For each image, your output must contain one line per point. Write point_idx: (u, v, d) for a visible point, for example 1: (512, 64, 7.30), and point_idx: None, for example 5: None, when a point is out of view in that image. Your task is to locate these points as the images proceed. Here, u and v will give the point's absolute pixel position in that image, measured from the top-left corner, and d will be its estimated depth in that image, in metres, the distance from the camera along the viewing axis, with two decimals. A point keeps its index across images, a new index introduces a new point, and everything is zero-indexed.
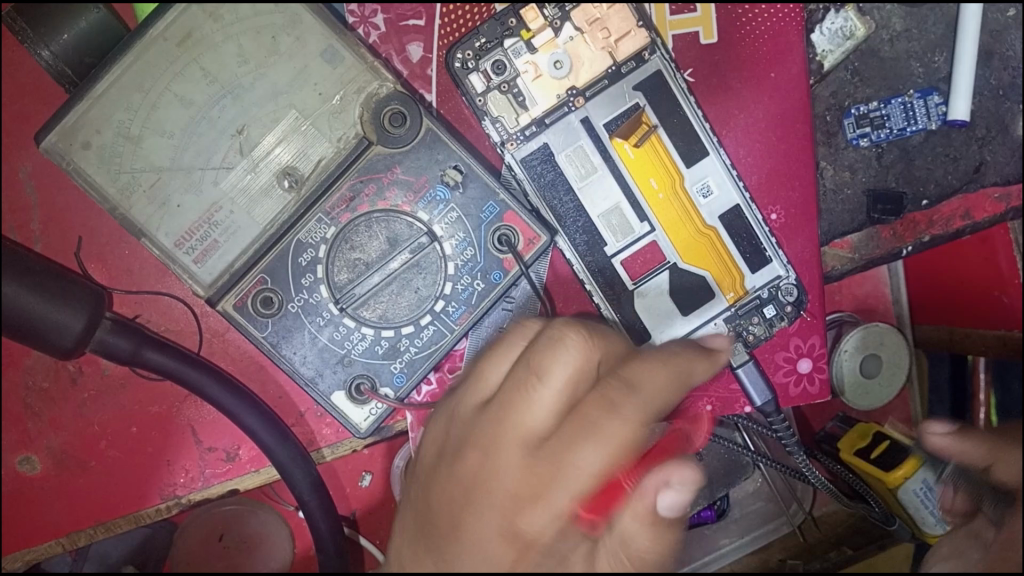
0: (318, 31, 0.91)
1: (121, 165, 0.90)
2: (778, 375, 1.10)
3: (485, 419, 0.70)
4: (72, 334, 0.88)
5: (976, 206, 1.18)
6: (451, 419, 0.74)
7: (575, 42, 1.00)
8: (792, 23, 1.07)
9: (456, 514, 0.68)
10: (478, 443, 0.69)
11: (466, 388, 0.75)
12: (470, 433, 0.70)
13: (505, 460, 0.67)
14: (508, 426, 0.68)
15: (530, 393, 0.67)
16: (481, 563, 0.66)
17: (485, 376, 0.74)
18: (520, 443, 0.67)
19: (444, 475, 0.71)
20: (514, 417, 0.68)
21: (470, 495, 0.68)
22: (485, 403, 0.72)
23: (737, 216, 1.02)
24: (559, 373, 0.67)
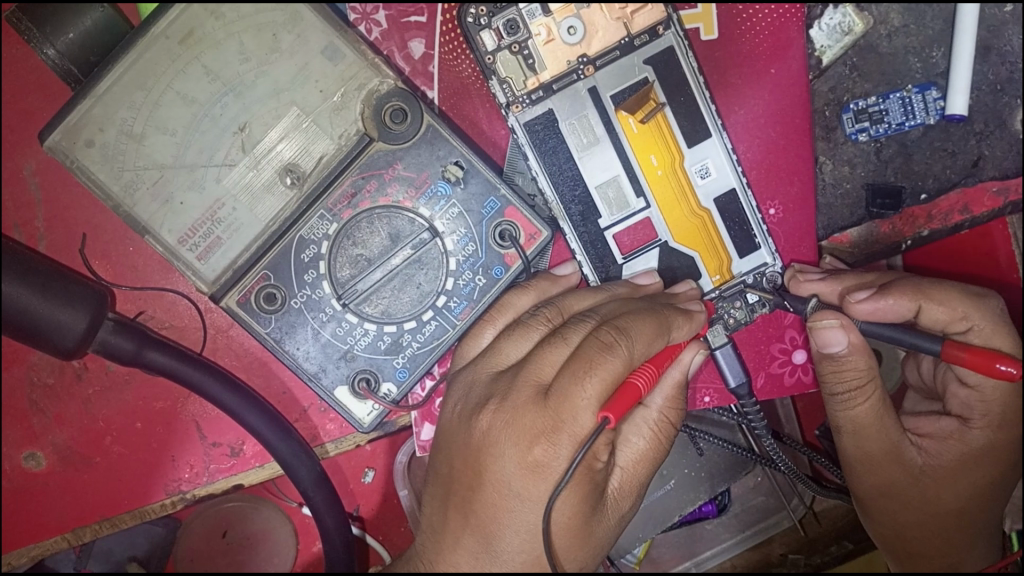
0: (318, 28, 0.91)
1: (124, 164, 0.91)
2: (771, 366, 1.11)
3: (542, 409, 0.81)
4: (74, 334, 0.89)
5: (974, 201, 1.17)
6: (469, 387, 0.89)
7: (590, 10, 1.01)
8: (792, 19, 1.08)
9: (471, 470, 0.84)
10: (536, 433, 0.80)
11: (526, 380, 0.84)
12: (525, 422, 0.81)
13: (558, 451, 0.80)
14: (561, 422, 0.79)
15: (581, 395, 0.79)
16: (477, 493, 0.84)
17: (542, 368, 0.84)
18: (571, 436, 0.79)
19: (491, 458, 0.82)
20: (570, 414, 0.79)
21: (481, 459, 0.83)
22: (542, 392, 0.82)
23: (732, 200, 1.05)
24: (600, 372, 0.78)
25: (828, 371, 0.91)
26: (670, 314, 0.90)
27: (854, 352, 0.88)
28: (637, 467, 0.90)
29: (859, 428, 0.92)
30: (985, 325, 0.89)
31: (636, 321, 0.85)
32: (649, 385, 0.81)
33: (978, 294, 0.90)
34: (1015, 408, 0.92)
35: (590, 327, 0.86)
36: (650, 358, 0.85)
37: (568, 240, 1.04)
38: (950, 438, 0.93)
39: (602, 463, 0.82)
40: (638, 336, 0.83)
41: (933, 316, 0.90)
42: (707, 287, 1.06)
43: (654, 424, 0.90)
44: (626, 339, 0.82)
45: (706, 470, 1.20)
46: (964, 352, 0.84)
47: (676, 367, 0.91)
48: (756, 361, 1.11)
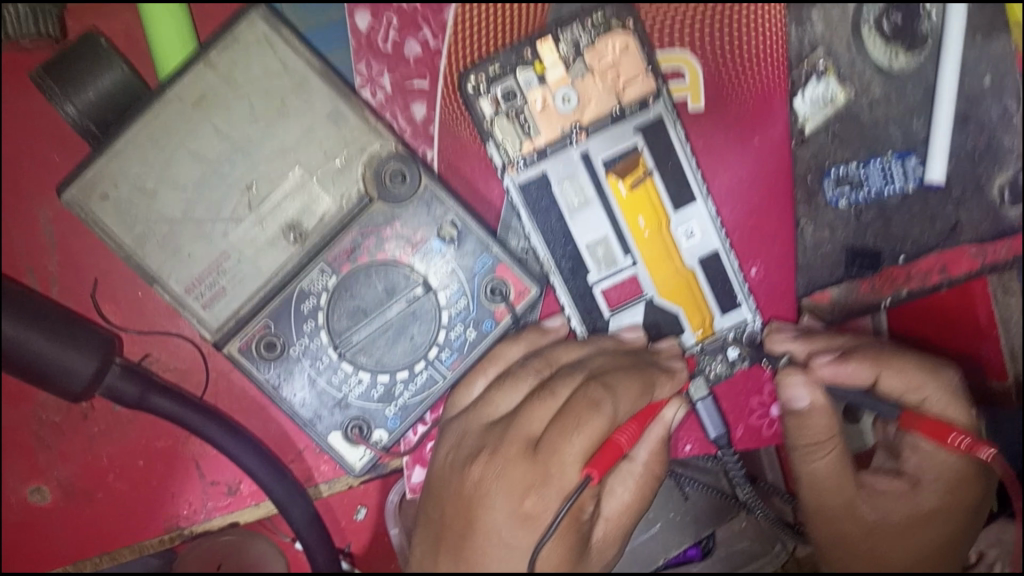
0: (325, 94, 0.96)
1: (136, 217, 0.95)
2: (750, 417, 1.15)
3: (531, 463, 0.85)
4: (83, 378, 0.94)
5: (952, 263, 1.22)
6: (459, 439, 0.93)
7: (584, 81, 1.06)
8: (776, 91, 1.16)
9: (464, 516, 0.86)
10: (527, 484, 0.84)
11: (516, 434, 0.88)
12: (514, 475, 0.85)
13: (547, 504, 0.84)
14: (550, 475, 0.84)
15: (569, 450, 0.85)
16: (467, 535, 0.86)
17: (530, 422, 0.89)
18: (557, 489, 0.84)
19: (482, 507, 0.85)
20: (558, 468, 0.84)
21: (473, 505, 0.86)
22: (530, 446, 0.87)
23: (715, 260, 1.11)
24: (588, 430, 0.85)
25: (792, 426, 0.97)
26: (653, 373, 0.97)
27: (816, 410, 0.94)
28: (621, 518, 0.93)
29: (818, 484, 0.97)
30: (939, 395, 0.97)
31: (622, 379, 0.92)
32: (632, 443, 0.87)
33: (934, 367, 0.99)
34: (963, 471, 0.97)
35: (577, 381, 0.92)
36: (634, 415, 0.90)
37: (558, 294, 1.10)
38: (901, 498, 0.97)
39: (586, 513, 0.87)
40: (622, 394, 0.90)
41: (891, 384, 0.97)
42: (690, 342, 1.11)
43: (639, 477, 0.94)
44: (612, 398, 0.89)
45: (690, 514, 1.25)
46: (918, 420, 0.93)
47: (659, 424, 0.96)
48: (736, 413, 1.15)
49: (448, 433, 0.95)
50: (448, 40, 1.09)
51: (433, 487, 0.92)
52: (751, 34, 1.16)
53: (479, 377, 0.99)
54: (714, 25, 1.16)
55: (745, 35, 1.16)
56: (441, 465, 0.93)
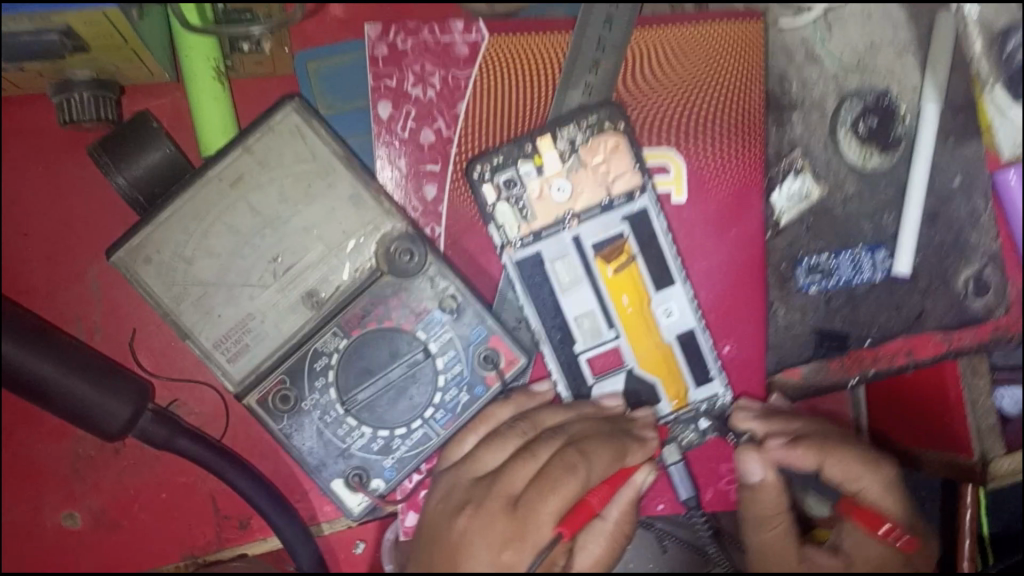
0: (347, 179, 1.09)
1: (174, 280, 1.08)
2: (720, 482, 1.26)
3: (511, 519, 0.96)
4: (120, 421, 1.06)
5: (918, 347, 1.29)
6: (447, 492, 1.03)
7: (578, 175, 1.20)
8: (752, 187, 1.27)
9: (445, 564, 0.95)
10: (505, 539, 0.94)
11: (499, 491, 0.99)
12: (497, 528, 0.95)
13: (521, 557, 0.94)
14: (527, 533, 0.95)
15: (544, 510, 0.95)
16: None
17: (511, 480, 0.99)
18: (533, 543, 0.94)
19: (464, 559, 0.94)
20: (534, 525, 0.95)
21: (454, 558, 0.94)
22: (510, 503, 0.97)
23: (691, 338, 1.21)
24: (564, 490, 0.96)
25: (747, 498, 1.10)
26: (625, 441, 1.07)
27: (767, 485, 1.08)
28: (591, 573, 1.01)
29: (764, 553, 1.08)
30: (875, 487, 1.08)
31: (596, 446, 1.03)
32: (601, 503, 1.00)
33: (875, 460, 1.09)
34: (895, 560, 1.04)
35: (557, 444, 1.04)
36: (606, 479, 1.02)
37: (547, 361, 1.20)
38: (835, 575, 1.04)
39: (559, 563, 1.01)
40: (596, 461, 1.01)
41: (833, 471, 1.09)
42: (664, 411, 1.21)
43: (609, 534, 1.04)
44: (586, 463, 1.00)
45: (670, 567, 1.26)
46: (852, 508, 1.06)
47: (630, 487, 1.05)
48: (706, 477, 1.26)
49: (439, 486, 1.06)
50: (459, 130, 1.22)
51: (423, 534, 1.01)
52: (732, 132, 1.26)
53: (470, 434, 1.11)
54: (698, 123, 1.26)
55: (727, 132, 1.26)
56: (431, 516, 1.02)
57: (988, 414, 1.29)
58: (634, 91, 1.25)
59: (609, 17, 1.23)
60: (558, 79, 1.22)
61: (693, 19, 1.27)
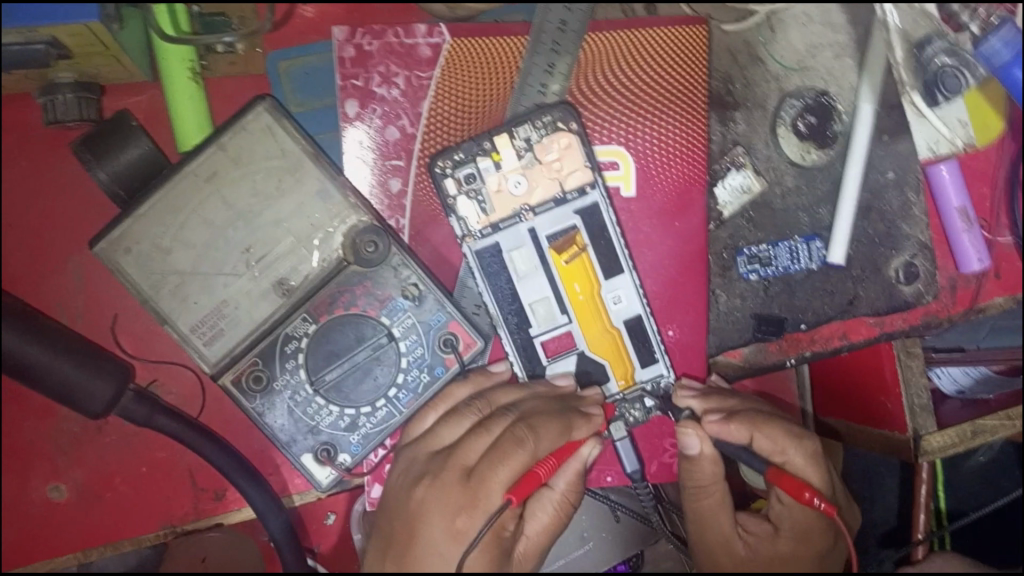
0: (315, 174, 1.16)
1: (153, 268, 1.15)
2: (664, 456, 1.36)
3: (464, 488, 1.05)
4: (102, 399, 1.13)
5: (851, 329, 1.40)
6: (410, 465, 1.13)
7: (533, 170, 1.28)
8: (695, 185, 1.36)
9: (407, 531, 1.04)
10: (458, 507, 1.03)
11: (454, 464, 1.08)
12: (451, 498, 1.04)
13: (474, 521, 1.02)
14: (478, 500, 1.04)
15: (494, 478, 1.04)
16: (407, 548, 1.03)
17: (466, 453, 1.09)
18: (484, 509, 1.03)
19: (422, 524, 1.03)
20: (484, 493, 1.04)
21: (414, 524, 1.04)
22: (465, 473, 1.07)
23: (639, 323, 1.30)
24: (513, 462, 1.05)
25: (685, 470, 1.20)
26: (571, 417, 1.16)
27: (704, 457, 1.16)
28: (540, 537, 1.13)
29: (700, 519, 1.19)
30: (797, 458, 1.16)
31: (544, 420, 1.12)
32: (548, 474, 1.08)
33: (799, 434, 1.18)
34: (817, 523, 1.15)
35: (508, 419, 1.12)
36: (554, 452, 1.11)
37: (504, 343, 1.29)
38: (765, 539, 1.17)
39: (507, 531, 1.07)
40: (544, 435, 1.10)
41: (762, 445, 1.18)
42: (612, 390, 1.31)
43: (556, 503, 1.15)
44: (534, 437, 1.09)
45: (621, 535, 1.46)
46: (778, 477, 1.11)
47: (575, 459, 1.15)
48: (650, 451, 1.36)
49: (402, 459, 1.15)
50: (422, 129, 1.30)
51: (389, 502, 1.10)
52: (677, 132, 1.35)
53: (430, 413, 1.19)
54: (645, 123, 1.35)
55: (672, 132, 1.35)
56: (395, 488, 1.11)
57: (920, 392, 1.35)
58: (587, 94, 1.33)
59: (563, 20, 1.33)
60: (516, 82, 1.31)
61: (645, 26, 1.36)
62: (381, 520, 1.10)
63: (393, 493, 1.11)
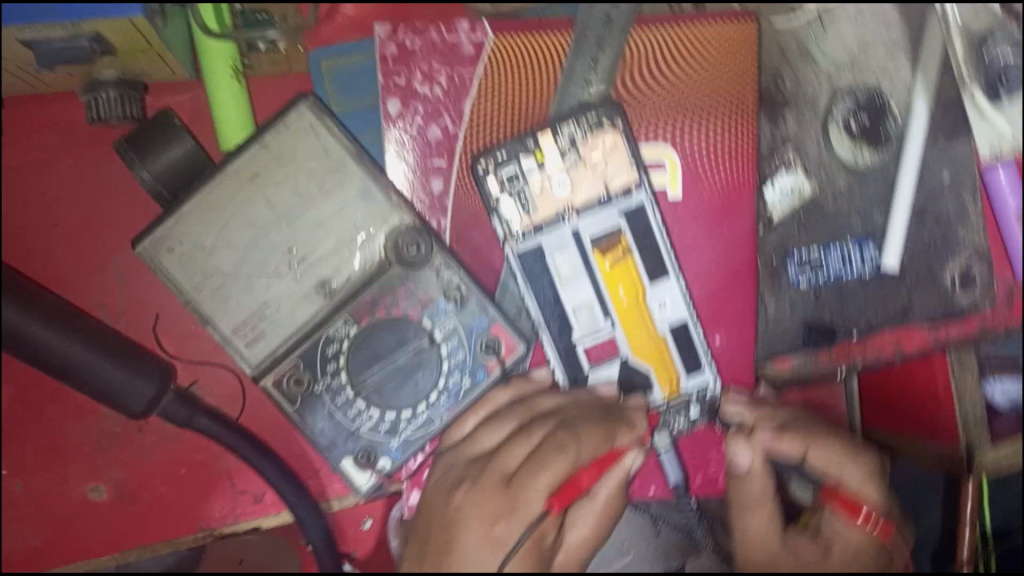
0: (358, 175, 1.15)
1: (194, 268, 1.13)
2: (709, 469, 1.32)
3: (504, 495, 1.02)
4: (143, 400, 1.12)
5: (905, 339, 1.34)
6: (447, 472, 1.10)
7: (578, 171, 1.26)
8: (743, 188, 1.33)
9: (443, 537, 1.01)
10: (497, 511, 1.00)
11: (494, 469, 1.06)
12: (489, 503, 1.02)
13: (514, 528, 1.00)
14: (517, 506, 1.01)
15: (535, 484, 1.02)
16: (440, 555, 0.99)
17: (506, 460, 1.07)
18: (524, 516, 1.00)
19: (459, 529, 1.00)
20: (524, 500, 1.01)
21: (451, 530, 1.01)
22: (504, 479, 1.04)
23: (683, 329, 1.28)
24: (554, 468, 1.03)
25: (734, 487, 1.17)
26: (614, 425, 1.13)
27: (755, 473, 1.15)
28: (580, 551, 1.08)
29: (749, 537, 1.13)
30: (854, 475, 1.15)
31: (587, 426, 1.10)
32: (590, 481, 1.05)
33: (853, 450, 1.18)
34: (872, 542, 1.11)
35: (550, 427, 1.11)
36: (596, 459, 1.08)
37: (546, 348, 1.26)
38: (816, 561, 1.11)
39: (548, 539, 1.04)
40: (587, 440, 1.08)
41: (816, 459, 1.17)
42: (657, 399, 1.27)
43: (597, 515, 1.09)
44: (576, 442, 1.07)
45: (661, 551, 1.32)
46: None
47: (620, 468, 1.08)
48: (695, 463, 1.32)
49: (439, 466, 1.13)
50: (463, 129, 1.27)
51: (426, 509, 1.08)
52: (725, 133, 1.32)
53: (472, 419, 1.18)
54: (692, 124, 1.32)
55: (720, 133, 1.32)
56: (432, 494, 1.09)
57: (974, 407, 1.37)
58: (632, 94, 1.30)
59: (609, 17, 1.29)
60: (560, 80, 1.28)
61: (693, 23, 1.33)
62: (416, 527, 1.07)
63: (429, 500, 1.09)
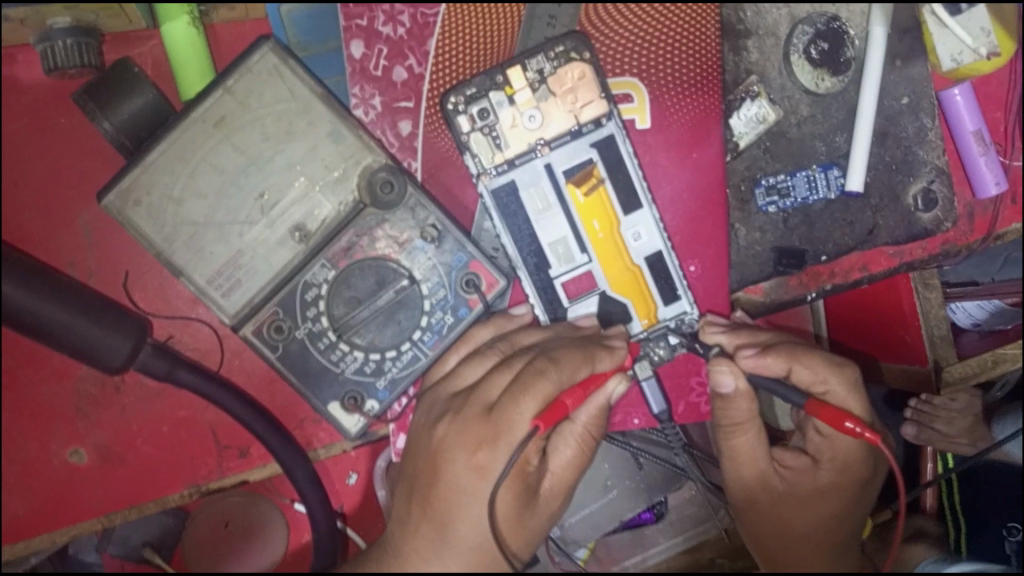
0: (326, 116, 1.13)
1: (165, 219, 1.12)
2: (691, 396, 1.35)
3: (486, 422, 1.02)
4: (121, 355, 1.10)
5: (872, 261, 1.37)
6: (429, 408, 1.11)
7: (548, 104, 1.25)
8: (711, 116, 1.34)
9: (431, 470, 1.04)
10: (480, 439, 1.01)
11: (476, 400, 1.05)
12: (472, 432, 1.02)
13: (497, 455, 1.00)
14: (500, 433, 1.01)
15: (516, 411, 1.01)
16: (431, 487, 1.03)
17: (488, 391, 1.06)
18: (508, 443, 1.00)
19: (445, 461, 1.02)
20: (507, 427, 1.00)
21: (437, 462, 1.03)
22: (486, 409, 1.04)
23: (659, 259, 1.28)
24: (534, 393, 1.01)
25: (718, 407, 1.16)
26: (593, 350, 1.11)
27: (739, 395, 1.13)
28: (565, 473, 1.10)
29: (736, 456, 1.17)
30: (839, 389, 1.15)
31: (566, 352, 1.07)
32: (575, 404, 1.03)
33: (839, 364, 1.16)
34: (858, 453, 1.15)
35: (531, 356, 1.09)
36: (576, 383, 1.05)
37: (524, 284, 1.27)
38: (803, 473, 1.17)
39: (533, 466, 1.04)
40: (566, 365, 1.05)
41: (801, 376, 1.15)
42: (636, 329, 1.28)
43: (578, 438, 1.11)
44: (556, 367, 1.04)
45: (643, 482, 1.43)
46: (819, 408, 1.08)
47: (602, 393, 1.10)
48: (678, 391, 1.35)
49: (424, 402, 1.13)
50: (429, 68, 1.28)
51: (414, 443, 1.09)
52: (690, 59, 1.34)
53: (454, 354, 1.18)
54: (658, 54, 1.34)
55: (685, 60, 1.34)
56: (418, 428, 1.10)
57: (940, 323, 1.38)
58: (597, 25, 1.32)
59: None
60: (523, 15, 1.28)
61: None
62: (407, 461, 1.09)
63: (417, 435, 1.09)
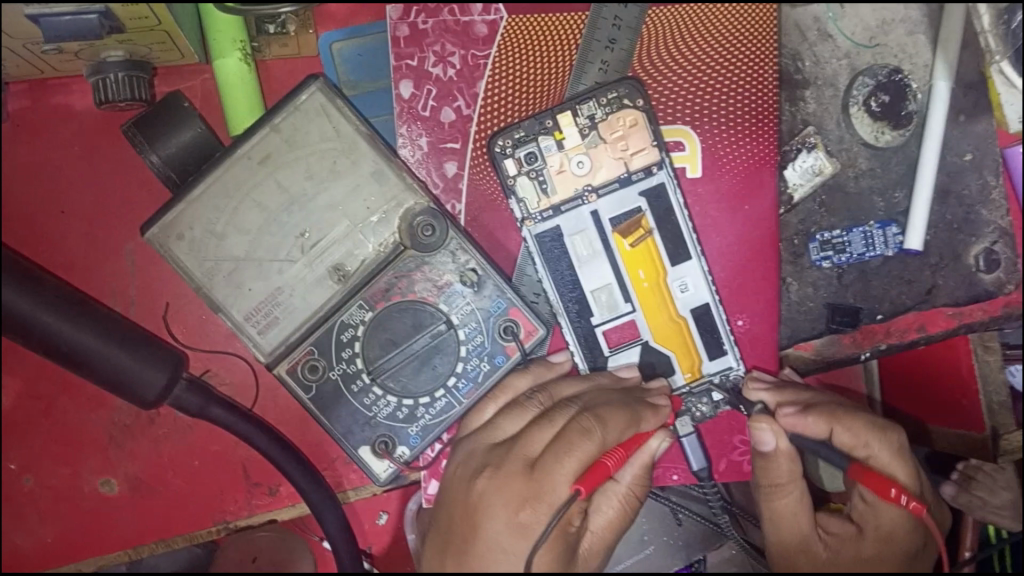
0: (370, 157, 1.12)
1: (207, 255, 1.12)
2: (733, 453, 1.30)
3: (527, 479, 0.97)
4: (154, 389, 1.09)
5: (930, 321, 1.29)
6: (464, 456, 1.06)
7: (597, 150, 1.23)
8: (764, 166, 1.29)
9: (468, 526, 0.96)
10: (521, 499, 0.95)
11: (517, 454, 1.00)
12: (513, 488, 0.96)
13: (539, 516, 0.94)
14: (542, 494, 0.95)
15: (559, 472, 0.95)
16: (465, 546, 0.95)
17: (529, 445, 1.01)
18: (549, 504, 0.94)
19: (482, 520, 0.95)
20: (549, 488, 0.95)
21: (474, 516, 0.96)
22: (528, 464, 0.99)
23: (706, 312, 1.23)
24: (578, 453, 0.97)
25: (759, 466, 1.10)
26: (638, 409, 1.08)
27: (780, 454, 1.07)
28: (606, 531, 1.06)
29: (778, 519, 1.09)
30: (883, 454, 1.09)
31: (611, 411, 1.03)
32: (617, 466, 0.98)
33: (882, 428, 1.11)
34: (904, 525, 1.07)
35: (572, 411, 1.05)
36: (622, 443, 1.02)
37: (565, 333, 1.23)
38: (846, 541, 1.07)
39: (574, 526, 0.99)
40: (611, 424, 1.02)
41: (843, 438, 1.10)
42: (679, 383, 1.24)
43: (622, 496, 1.07)
44: (602, 426, 1.00)
45: (683, 538, 1.36)
46: (863, 472, 1.05)
47: (644, 451, 1.07)
48: (718, 448, 1.30)
49: (457, 448, 1.09)
50: (478, 110, 1.27)
51: (455, 489, 1.02)
52: (747, 108, 1.29)
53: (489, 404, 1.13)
54: (713, 103, 1.29)
55: (743, 109, 1.29)
56: (459, 477, 1.03)
57: (999, 389, 1.31)
58: (649, 68, 1.28)
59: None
60: (575, 61, 1.27)
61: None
62: (441, 507, 1.03)
63: (455, 490, 1.02)
